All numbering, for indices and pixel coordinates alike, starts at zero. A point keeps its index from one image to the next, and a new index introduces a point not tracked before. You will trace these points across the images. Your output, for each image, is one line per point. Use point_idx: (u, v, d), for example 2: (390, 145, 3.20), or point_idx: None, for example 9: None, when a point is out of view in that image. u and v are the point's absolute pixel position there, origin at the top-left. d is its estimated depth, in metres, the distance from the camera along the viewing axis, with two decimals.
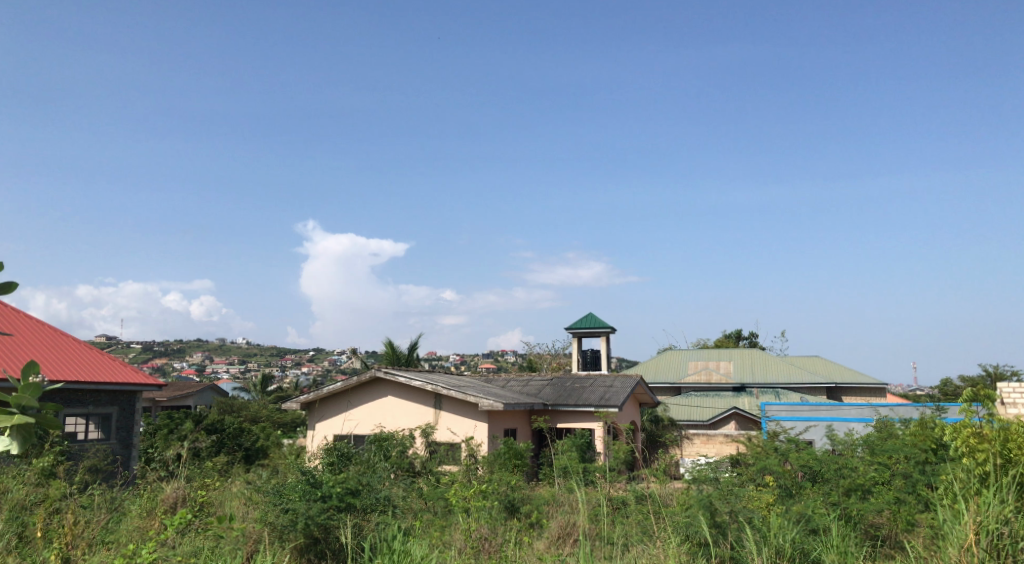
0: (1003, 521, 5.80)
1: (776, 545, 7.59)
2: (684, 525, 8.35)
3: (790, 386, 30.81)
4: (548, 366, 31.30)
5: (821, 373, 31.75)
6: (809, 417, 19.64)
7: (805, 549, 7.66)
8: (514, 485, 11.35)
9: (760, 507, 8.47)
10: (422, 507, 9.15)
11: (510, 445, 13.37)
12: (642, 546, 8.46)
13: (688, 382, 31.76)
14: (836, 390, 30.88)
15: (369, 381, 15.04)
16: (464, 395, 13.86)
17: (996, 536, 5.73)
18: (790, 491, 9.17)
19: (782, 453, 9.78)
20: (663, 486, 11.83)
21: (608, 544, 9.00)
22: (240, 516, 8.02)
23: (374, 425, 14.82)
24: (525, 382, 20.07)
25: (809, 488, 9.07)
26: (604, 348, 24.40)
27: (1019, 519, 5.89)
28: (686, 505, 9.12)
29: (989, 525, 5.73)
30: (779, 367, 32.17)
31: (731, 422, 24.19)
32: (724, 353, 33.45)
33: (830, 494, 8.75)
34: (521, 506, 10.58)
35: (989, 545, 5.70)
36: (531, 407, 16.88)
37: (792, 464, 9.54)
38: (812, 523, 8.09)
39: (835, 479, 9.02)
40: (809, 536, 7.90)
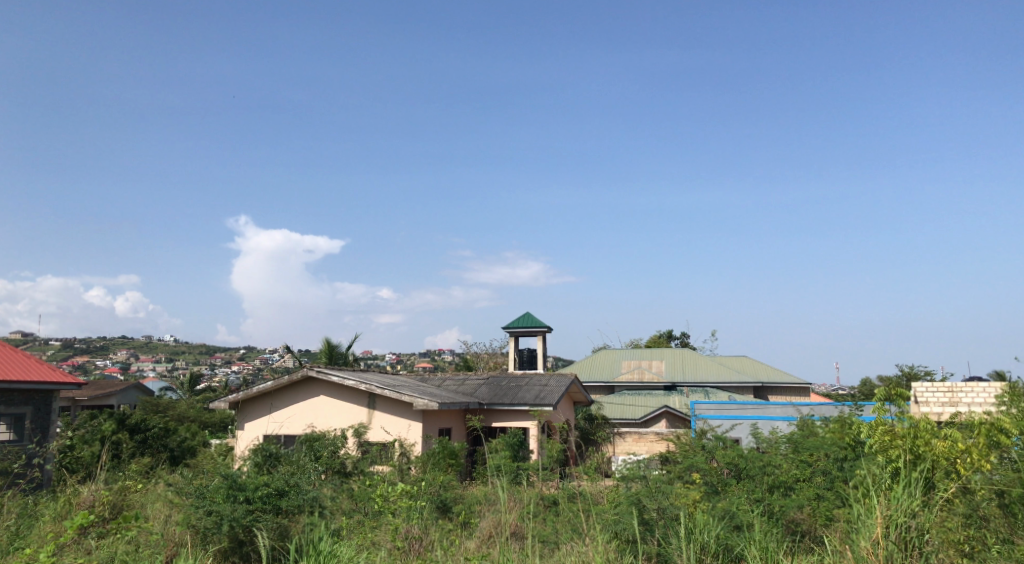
0: (911, 514, 6.11)
1: (701, 541, 7.75)
2: (614, 522, 8.47)
3: (719, 386, 31.52)
4: (485, 365, 31.38)
5: (749, 373, 32.55)
6: (736, 415, 20.16)
7: (728, 545, 7.85)
8: (446, 485, 11.33)
9: (686, 503, 8.65)
10: (352, 508, 9.09)
11: (444, 445, 13.35)
12: (571, 544, 8.55)
13: (622, 381, 32.21)
14: (763, 389, 31.70)
15: (300, 381, 14.82)
16: (397, 395, 13.79)
17: (904, 529, 6.02)
18: (716, 488, 9.39)
19: (710, 450, 9.99)
20: (594, 485, 11.97)
21: (539, 543, 9.08)
22: (161, 519, 7.85)
23: (306, 425, 14.66)
24: (460, 382, 20.05)
25: (734, 485, 9.30)
26: (540, 348, 24.57)
27: (926, 512, 6.22)
28: (615, 503, 9.26)
29: (897, 518, 6.02)
30: (709, 366, 32.87)
31: (663, 422, 24.65)
32: (656, 353, 34.04)
33: (755, 491, 8.98)
34: (453, 506, 10.58)
35: (897, 538, 5.98)
36: (465, 406, 16.88)
37: (719, 462, 9.76)
38: (736, 519, 8.30)
39: (758, 477, 9.26)
40: (733, 532, 8.10)
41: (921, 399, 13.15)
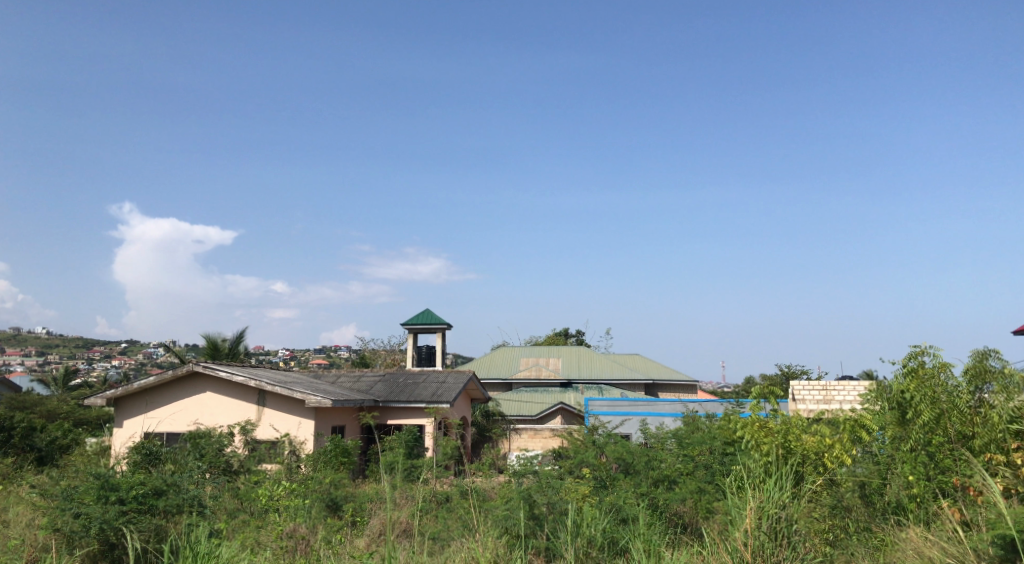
0: (781, 506, 6.30)
1: (588, 535, 7.89)
2: (504, 518, 8.54)
3: (612, 382, 32.31)
4: (382, 361, 31.08)
5: (641, 369, 33.52)
6: (627, 411, 20.77)
7: (613, 538, 8.01)
8: (338, 483, 11.19)
9: (576, 498, 8.79)
10: (236, 508, 8.85)
11: (337, 442, 13.17)
12: (461, 540, 8.59)
13: (518, 378, 32.51)
14: (653, 386, 32.67)
15: (185, 376, 14.28)
16: (289, 392, 13.51)
17: (774, 520, 6.21)
18: (604, 482, 9.61)
19: (600, 446, 10.25)
20: (487, 481, 12.05)
21: (429, 540, 9.06)
22: (24, 524, 7.42)
23: (190, 422, 14.16)
24: (355, 378, 19.80)
25: (621, 479, 9.53)
26: (438, 344, 24.54)
27: (794, 504, 6.43)
28: (506, 499, 9.32)
29: (768, 509, 6.21)
30: (603, 363, 33.62)
31: (558, 419, 25.06)
32: (553, 350, 34.56)
33: (641, 485, 9.24)
34: (343, 504, 10.43)
35: (768, 528, 6.15)
36: (360, 403, 16.69)
37: (608, 456, 9.99)
38: (622, 513, 8.51)
39: (644, 471, 9.54)
40: (619, 526, 8.29)
41: (799, 394, 13.97)
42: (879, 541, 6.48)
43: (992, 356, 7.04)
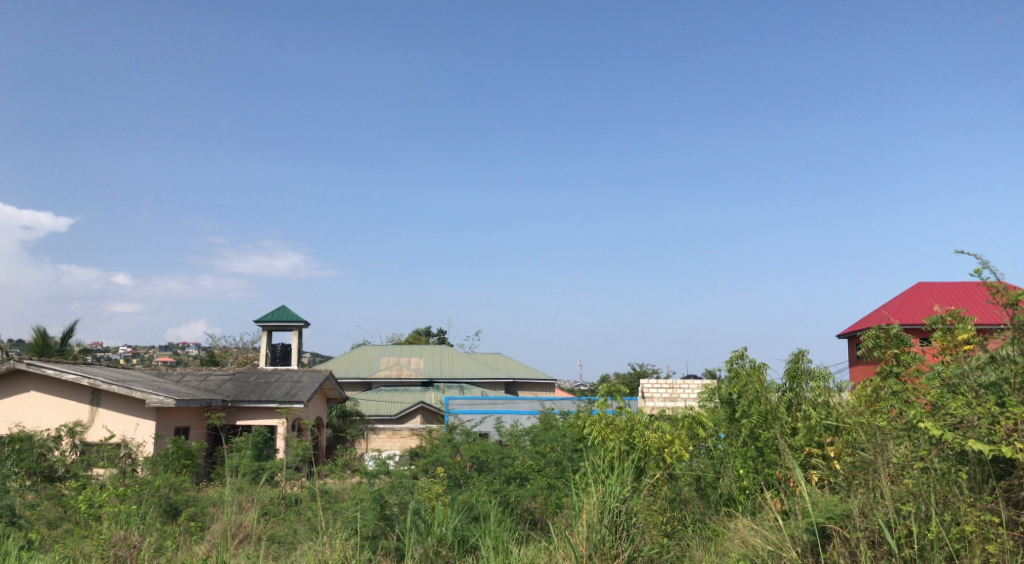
0: (621, 500, 6.40)
1: (439, 533, 7.78)
2: (354, 519, 8.37)
3: (473, 381, 32.48)
4: (234, 360, 29.81)
5: (501, 369, 33.91)
6: (485, 409, 20.98)
7: (463, 536, 7.97)
8: (178, 487, 10.61)
9: (427, 497, 8.68)
10: (58, 517, 8.20)
11: (179, 445, 12.48)
12: (309, 542, 8.31)
13: (378, 377, 32.01)
14: (513, 385, 33.12)
15: (8, 374, 13.14)
16: (127, 391, 12.69)
17: (615, 514, 6.30)
18: (458, 481, 9.56)
19: (455, 445, 10.18)
20: (341, 482, 11.73)
21: (275, 544, 8.71)
22: None
23: (10, 425, 13.01)
24: (202, 378, 18.86)
25: (475, 478, 9.54)
26: (295, 342, 23.85)
27: (633, 498, 6.57)
28: (357, 500, 9.08)
29: (609, 503, 6.28)
30: (465, 362, 33.73)
31: (417, 418, 24.93)
32: (415, 349, 34.33)
33: (493, 482, 9.29)
34: (183, 509, 9.94)
35: (609, 522, 6.23)
36: (208, 402, 15.89)
37: (462, 455, 9.96)
38: (474, 511, 8.50)
39: (497, 469, 9.59)
40: (470, 523, 8.27)
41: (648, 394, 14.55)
42: (710, 531, 6.83)
43: (806, 358, 7.53)
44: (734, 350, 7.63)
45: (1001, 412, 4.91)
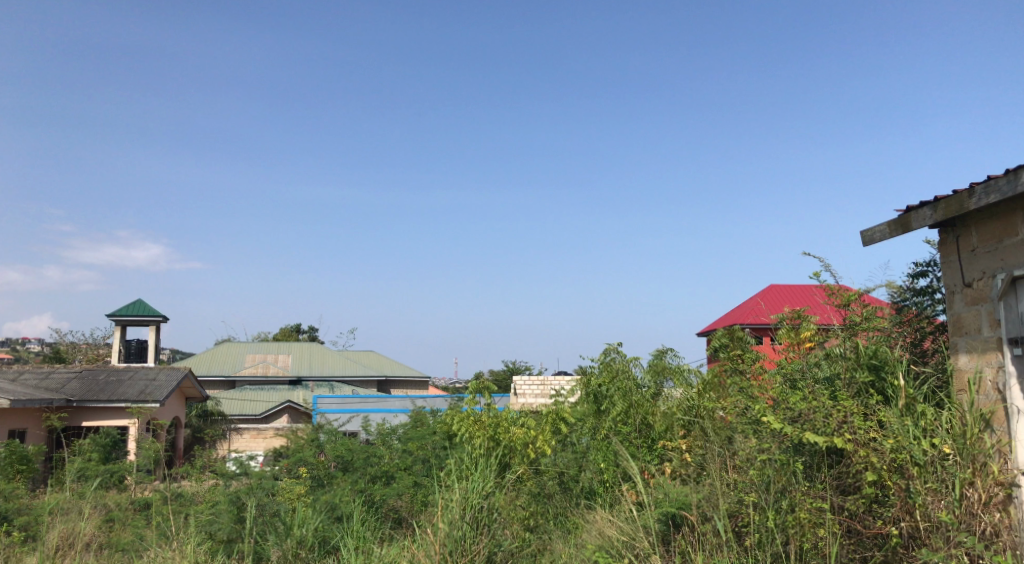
0: (483, 495, 6.35)
1: (298, 535, 7.41)
2: (208, 523, 8.01)
3: (344, 379, 31.87)
4: (84, 357, 27.97)
5: (374, 368, 33.44)
6: (356, 408, 20.63)
7: (324, 536, 7.76)
8: (12, 494, 9.80)
9: (288, 498, 8.38)
10: None
11: (14, 448, 11.54)
12: (156, 548, 7.86)
13: (243, 374, 30.83)
14: (385, 382, 32.76)
15: None
16: None
17: (477, 510, 6.22)
18: (321, 482, 9.28)
19: (319, 444, 9.85)
20: (197, 484, 11.18)
21: (119, 553, 8.20)
22: None
23: None
24: (44, 376, 17.57)
25: (339, 478, 9.28)
26: (151, 339, 22.62)
27: (495, 494, 6.53)
28: (211, 504, 8.65)
29: (472, 499, 6.19)
30: (335, 360, 33.05)
31: (284, 416, 24.21)
32: (283, 346, 33.30)
33: (358, 482, 9.09)
34: (15, 518, 9.19)
35: (471, 518, 6.15)
36: (50, 402, 14.82)
37: (327, 455, 9.66)
38: (337, 511, 8.28)
39: (362, 468, 9.35)
40: (333, 524, 8.05)
41: (521, 390, 15.64)
42: (571, 524, 6.95)
43: (669, 356, 8.05)
44: (605, 348, 7.97)
45: (833, 406, 5.24)
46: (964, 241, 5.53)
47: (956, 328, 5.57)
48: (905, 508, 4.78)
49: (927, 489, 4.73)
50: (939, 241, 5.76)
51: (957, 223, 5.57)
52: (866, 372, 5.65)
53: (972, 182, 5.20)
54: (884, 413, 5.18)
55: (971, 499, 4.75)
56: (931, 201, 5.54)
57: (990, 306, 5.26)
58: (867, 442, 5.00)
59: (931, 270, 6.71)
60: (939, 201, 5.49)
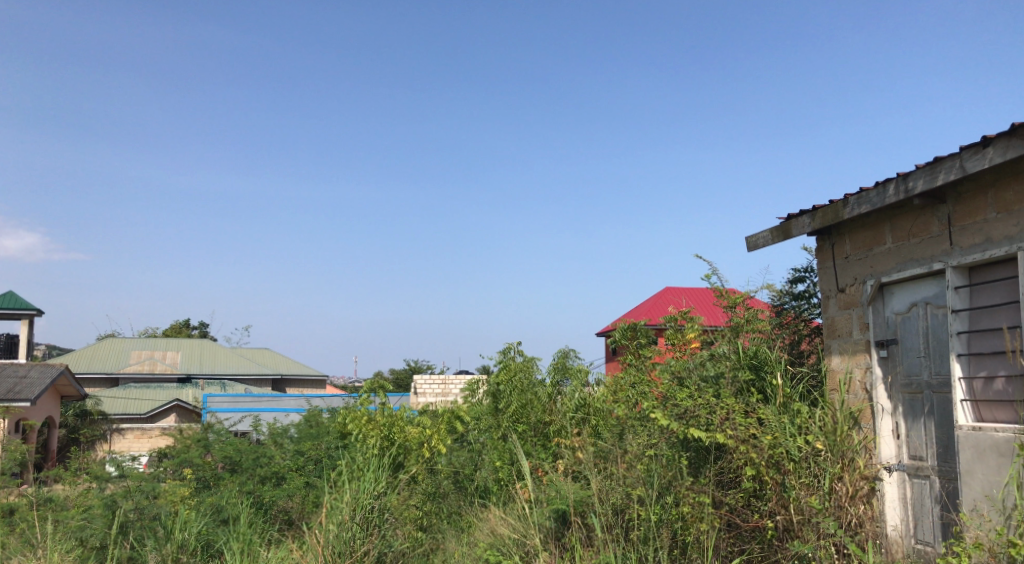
0: (376, 496, 6.26)
1: (179, 539, 7.20)
2: (79, 528, 7.47)
3: (236, 378, 30.93)
4: None
5: (269, 365, 32.59)
6: (248, 407, 20.09)
7: (208, 540, 7.50)
8: None
9: (169, 501, 8.01)
10: None
11: None
12: (21, 556, 7.39)
13: (127, 372, 29.47)
14: (281, 380, 32.04)
15: None
16: None
17: (368, 511, 6.12)
18: (207, 483, 8.94)
19: (205, 444, 9.44)
20: (71, 487, 10.60)
21: None
22: None
23: None
24: None
25: (227, 479, 8.96)
26: (24, 333, 21.33)
27: (387, 494, 6.44)
28: (84, 508, 8.18)
29: (363, 500, 6.10)
30: (227, 357, 32.04)
31: (171, 416, 23.31)
32: (172, 343, 32.03)
33: (247, 483, 8.78)
34: None
35: (361, 519, 6.05)
36: None
37: (214, 456, 9.29)
38: (223, 513, 8.00)
39: (251, 469, 9.03)
40: (218, 527, 7.79)
41: (420, 390, 15.56)
42: (464, 522, 6.95)
43: (571, 355, 8.13)
44: (506, 345, 8.02)
45: (717, 404, 5.44)
46: (838, 248, 5.84)
47: (830, 331, 5.88)
48: (781, 502, 4.99)
49: (801, 484, 4.96)
50: (816, 248, 6.06)
51: (833, 232, 5.87)
52: (748, 372, 5.88)
53: (845, 193, 5.46)
54: (763, 410, 5.40)
55: (839, 492, 4.97)
56: (810, 210, 5.81)
57: (860, 311, 5.56)
58: (747, 439, 5.18)
59: (808, 276, 7.06)
60: (816, 210, 5.77)
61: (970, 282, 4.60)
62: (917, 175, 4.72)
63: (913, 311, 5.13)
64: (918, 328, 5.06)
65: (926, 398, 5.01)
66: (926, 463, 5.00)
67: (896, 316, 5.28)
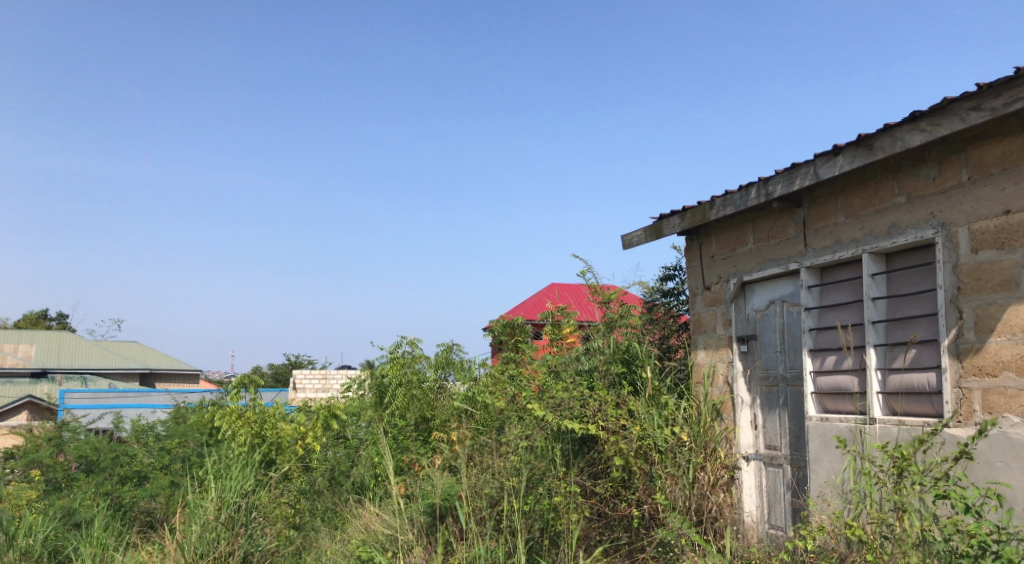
0: (243, 495, 6.07)
1: (23, 546, 6.80)
2: None
3: (99, 373, 29.27)
4: None
5: (137, 359, 31.05)
6: (111, 404, 19.07)
7: (57, 546, 7.09)
8: None
9: (13, 506, 7.48)
10: None
11: None
12: None
13: None
14: (149, 375, 30.64)
15: None
16: None
17: (233, 510, 5.93)
18: (59, 485, 8.30)
19: (57, 443, 8.77)
20: None
21: None
22: None
23: None
24: None
25: (82, 479, 8.31)
26: None
27: (256, 493, 6.27)
28: None
29: (228, 499, 5.91)
30: (89, 351, 30.30)
31: (24, 414, 21.82)
32: (26, 335, 29.98)
33: (104, 484, 8.21)
34: None
35: (226, 518, 5.86)
36: None
37: (67, 455, 8.63)
38: (75, 517, 7.49)
39: (110, 469, 8.48)
40: (69, 531, 7.35)
41: (299, 385, 15.26)
42: (338, 520, 6.83)
43: (456, 349, 8.12)
44: (406, 337, 7.88)
45: (590, 396, 5.59)
46: (705, 248, 6.08)
47: (696, 326, 6.13)
48: (648, 491, 5.15)
49: (666, 473, 5.13)
50: (685, 247, 6.29)
51: (701, 232, 6.11)
52: (620, 366, 6.06)
53: (712, 195, 5.68)
54: (634, 403, 5.57)
55: (701, 481, 5.20)
56: (680, 210, 6.02)
57: (724, 308, 5.82)
58: (617, 430, 5.35)
59: (677, 274, 7.33)
60: (686, 210, 5.98)
61: (822, 281, 4.89)
62: (777, 180, 4.97)
63: (771, 308, 5.41)
64: (776, 325, 5.35)
65: (781, 391, 5.29)
66: (779, 452, 5.29)
67: (756, 313, 5.56)
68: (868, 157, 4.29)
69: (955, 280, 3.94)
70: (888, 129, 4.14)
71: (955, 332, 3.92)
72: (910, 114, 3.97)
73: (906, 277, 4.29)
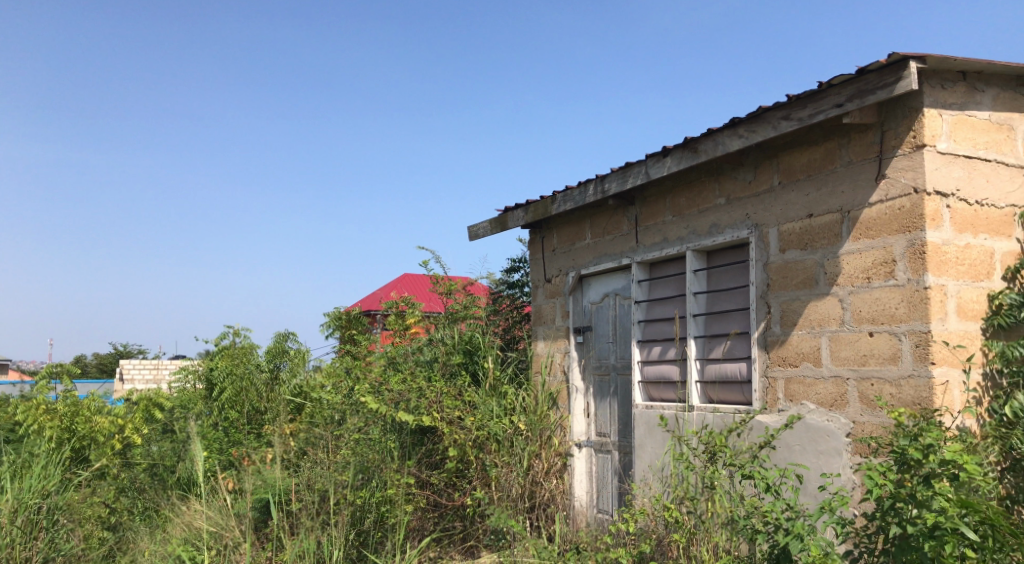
0: (43, 495, 5.64)
1: None
2: None
3: None
4: None
5: None
6: None
7: None
8: None
9: None
10: None
11: None
12: None
13: None
14: None
15: None
16: None
17: (32, 512, 5.51)
18: None
19: None
20: None
21: None
22: None
23: None
24: None
25: None
26: None
27: (61, 494, 5.85)
28: None
29: (27, 500, 5.48)
30: None
31: None
32: None
33: None
34: None
35: (24, 521, 5.42)
36: None
37: None
38: None
39: None
40: None
41: (126, 375, 14.38)
42: (159, 519, 6.48)
43: (290, 339, 7.90)
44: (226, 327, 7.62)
45: (428, 387, 5.60)
46: (547, 242, 6.23)
47: (537, 318, 6.28)
48: (482, 480, 5.25)
49: (501, 462, 5.23)
50: (529, 240, 6.42)
51: (543, 226, 6.26)
52: (461, 356, 6.10)
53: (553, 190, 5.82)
54: (472, 393, 5.63)
55: (536, 469, 5.34)
56: (523, 204, 6.13)
57: (563, 300, 5.99)
58: (454, 421, 5.41)
59: (523, 266, 7.46)
60: (529, 204, 6.10)
61: (650, 276, 5.13)
62: (612, 178, 5.16)
63: (605, 301, 5.61)
64: (609, 317, 5.56)
65: (612, 380, 5.51)
66: (608, 439, 5.52)
67: (591, 306, 5.76)
68: (693, 159, 4.53)
69: (765, 277, 4.25)
70: (711, 134, 4.40)
71: (764, 325, 4.24)
72: (730, 121, 4.23)
73: (725, 273, 4.57)
